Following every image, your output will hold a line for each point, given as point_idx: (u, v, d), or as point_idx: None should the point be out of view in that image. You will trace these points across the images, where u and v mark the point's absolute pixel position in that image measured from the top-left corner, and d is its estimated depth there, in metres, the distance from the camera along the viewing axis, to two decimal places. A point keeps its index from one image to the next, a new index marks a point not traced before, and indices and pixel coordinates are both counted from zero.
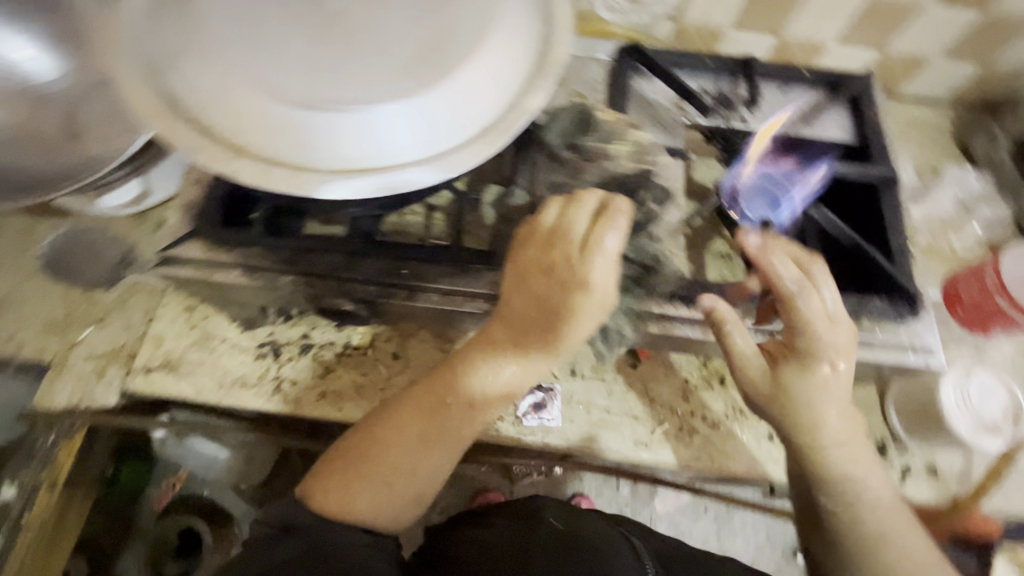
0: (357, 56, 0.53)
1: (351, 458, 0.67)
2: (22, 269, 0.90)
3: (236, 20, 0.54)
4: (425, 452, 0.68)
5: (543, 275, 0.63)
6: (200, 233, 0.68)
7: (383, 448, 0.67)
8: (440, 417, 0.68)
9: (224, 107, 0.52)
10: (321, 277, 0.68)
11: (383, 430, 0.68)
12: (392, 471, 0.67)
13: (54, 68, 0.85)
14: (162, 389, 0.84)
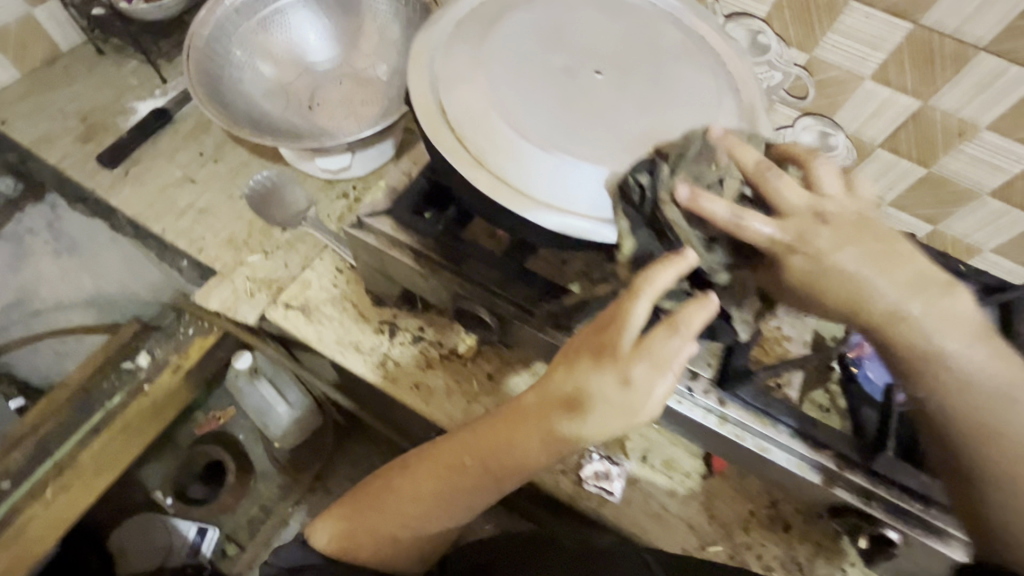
0: (592, 122, 0.65)
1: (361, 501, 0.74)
2: (226, 191, 1.08)
3: (508, 66, 0.68)
4: (418, 500, 0.70)
5: (604, 379, 0.55)
6: (393, 213, 0.80)
7: (385, 495, 0.72)
8: (461, 480, 0.68)
9: (479, 126, 0.65)
10: (474, 283, 0.78)
11: (392, 486, 0.72)
12: (405, 522, 0.71)
13: (328, 56, 1.08)
14: (292, 326, 0.95)
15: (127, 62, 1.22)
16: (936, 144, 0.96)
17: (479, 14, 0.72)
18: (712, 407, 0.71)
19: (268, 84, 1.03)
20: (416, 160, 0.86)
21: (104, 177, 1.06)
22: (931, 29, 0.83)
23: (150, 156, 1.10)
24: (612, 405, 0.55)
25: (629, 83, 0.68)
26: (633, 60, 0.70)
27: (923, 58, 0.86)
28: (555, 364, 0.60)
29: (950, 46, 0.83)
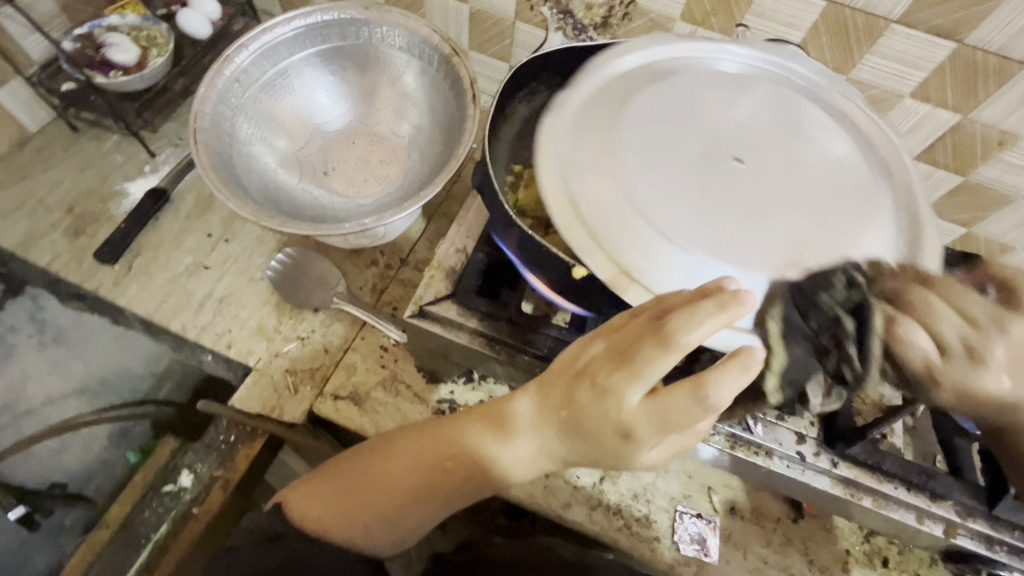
0: (745, 217, 0.55)
1: (334, 479, 0.68)
2: (245, 274, 0.99)
3: (644, 155, 0.58)
4: (395, 489, 0.63)
5: (598, 379, 0.48)
6: (457, 298, 0.74)
7: (362, 482, 0.65)
8: (435, 483, 0.63)
9: (619, 224, 0.54)
10: (557, 366, 0.72)
11: (373, 470, 0.65)
12: (365, 506, 0.65)
13: (338, 116, 1.02)
14: (345, 419, 0.88)
15: (108, 137, 1.11)
16: (976, 154, 0.95)
17: (620, 87, 0.64)
18: (827, 469, 0.70)
19: (282, 157, 0.96)
20: (468, 233, 0.80)
21: (107, 274, 0.97)
22: (975, 47, 0.82)
23: (154, 243, 1.00)
24: (620, 396, 0.46)
25: (779, 168, 0.58)
26: (787, 151, 0.59)
27: (967, 75, 0.85)
28: (582, 347, 0.52)
29: (994, 63, 0.82)
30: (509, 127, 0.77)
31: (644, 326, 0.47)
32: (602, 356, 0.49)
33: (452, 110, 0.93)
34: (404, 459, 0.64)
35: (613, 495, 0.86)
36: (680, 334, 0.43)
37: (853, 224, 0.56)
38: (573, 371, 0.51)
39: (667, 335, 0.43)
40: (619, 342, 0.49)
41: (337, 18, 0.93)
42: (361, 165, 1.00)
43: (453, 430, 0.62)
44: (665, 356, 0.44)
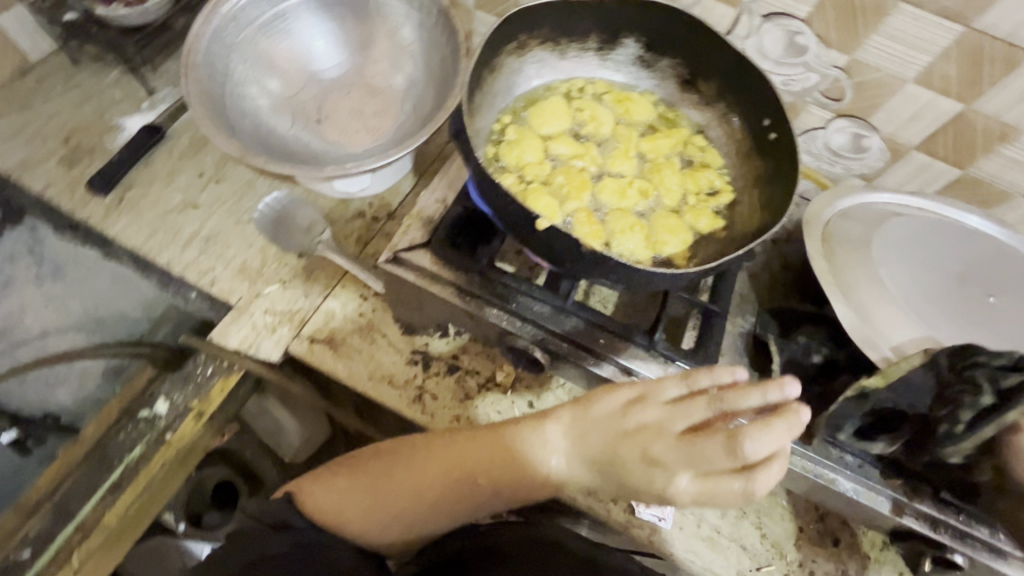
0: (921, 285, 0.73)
1: (361, 472, 0.72)
2: (233, 216, 1.00)
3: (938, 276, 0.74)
4: (425, 494, 0.70)
5: (651, 451, 0.58)
6: (431, 247, 0.75)
7: (398, 487, 0.70)
8: (461, 497, 0.70)
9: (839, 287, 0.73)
10: (525, 319, 0.73)
11: (409, 479, 0.70)
12: (390, 508, 0.70)
13: (335, 62, 1.00)
14: (320, 361, 0.90)
15: (109, 72, 1.12)
16: (977, 147, 0.93)
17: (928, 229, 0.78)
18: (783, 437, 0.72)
19: (274, 99, 0.95)
20: (450, 184, 0.80)
21: (98, 204, 0.98)
22: (984, 32, 0.80)
23: (146, 178, 1.01)
24: (679, 462, 0.57)
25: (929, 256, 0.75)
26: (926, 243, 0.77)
27: (973, 61, 0.83)
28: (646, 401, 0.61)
29: (1002, 49, 0.80)
30: (497, 80, 0.77)
31: (699, 416, 0.58)
32: (654, 424, 0.59)
33: (448, 63, 0.93)
34: (437, 463, 0.70)
35: None
36: (744, 442, 0.54)
37: (917, 322, 0.68)
38: (620, 421, 0.61)
39: (736, 442, 0.54)
40: (673, 413, 0.59)
41: None
42: (354, 113, 0.99)
43: (496, 457, 0.67)
44: (722, 458, 0.55)
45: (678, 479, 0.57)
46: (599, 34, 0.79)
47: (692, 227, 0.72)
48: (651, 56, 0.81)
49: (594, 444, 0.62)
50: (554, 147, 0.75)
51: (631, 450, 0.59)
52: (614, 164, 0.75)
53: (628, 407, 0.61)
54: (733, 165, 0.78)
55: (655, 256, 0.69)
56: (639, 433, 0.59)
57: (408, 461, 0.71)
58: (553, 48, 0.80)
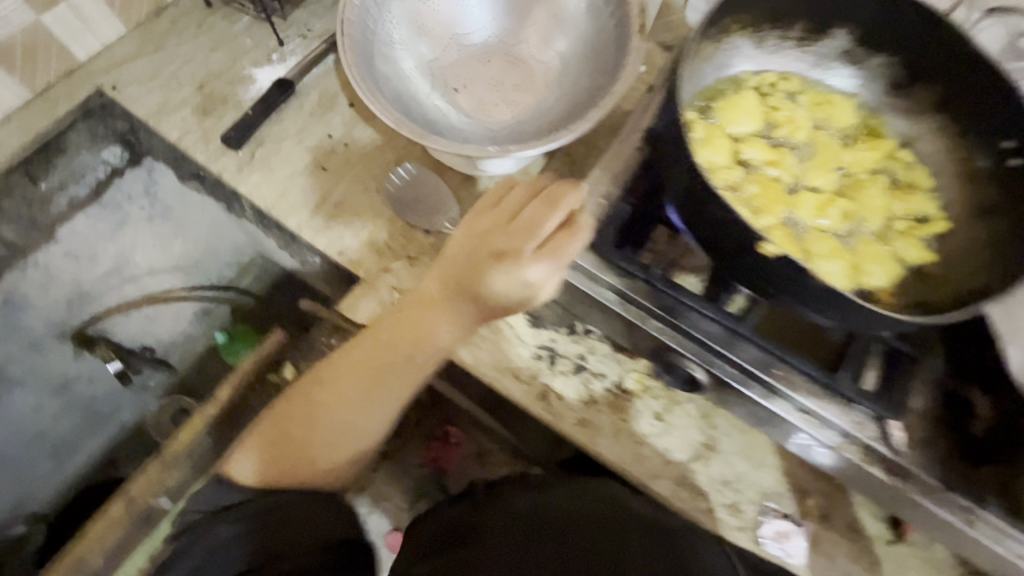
0: None
1: (293, 419, 0.78)
2: (361, 183, 0.97)
3: None
4: (357, 381, 0.78)
5: (498, 250, 0.71)
6: (596, 248, 0.69)
7: (330, 393, 0.78)
8: (377, 377, 0.78)
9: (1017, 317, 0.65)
10: (693, 339, 0.67)
11: (339, 372, 0.78)
12: (337, 438, 0.78)
13: (481, 28, 0.94)
14: (446, 346, 0.87)
15: (239, 18, 1.08)
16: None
17: None
18: (997, 516, 0.60)
19: (418, 64, 0.90)
20: (614, 178, 0.74)
21: (230, 159, 0.96)
22: None
23: (277, 135, 0.99)
24: (524, 229, 0.70)
25: None
26: None
27: None
28: (484, 229, 0.73)
29: None
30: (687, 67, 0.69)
31: (526, 238, 0.69)
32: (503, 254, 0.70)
33: (610, 38, 0.85)
34: (383, 339, 0.79)
35: (702, 475, 0.84)
36: (562, 205, 0.69)
37: None
38: (488, 241, 0.72)
39: (554, 197, 0.70)
40: (536, 213, 0.70)
41: None
42: (496, 85, 0.92)
43: (404, 319, 0.78)
44: (549, 216, 0.69)
45: (528, 269, 0.68)
46: (808, 22, 0.69)
47: (900, 258, 0.63)
48: (863, 51, 0.70)
49: (472, 282, 0.73)
50: (746, 150, 0.67)
51: (490, 264, 0.70)
52: (813, 176, 0.67)
53: (486, 236, 0.73)
54: (946, 188, 0.69)
55: (859, 287, 0.61)
56: (496, 253, 0.71)
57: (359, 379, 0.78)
58: (752, 34, 0.70)
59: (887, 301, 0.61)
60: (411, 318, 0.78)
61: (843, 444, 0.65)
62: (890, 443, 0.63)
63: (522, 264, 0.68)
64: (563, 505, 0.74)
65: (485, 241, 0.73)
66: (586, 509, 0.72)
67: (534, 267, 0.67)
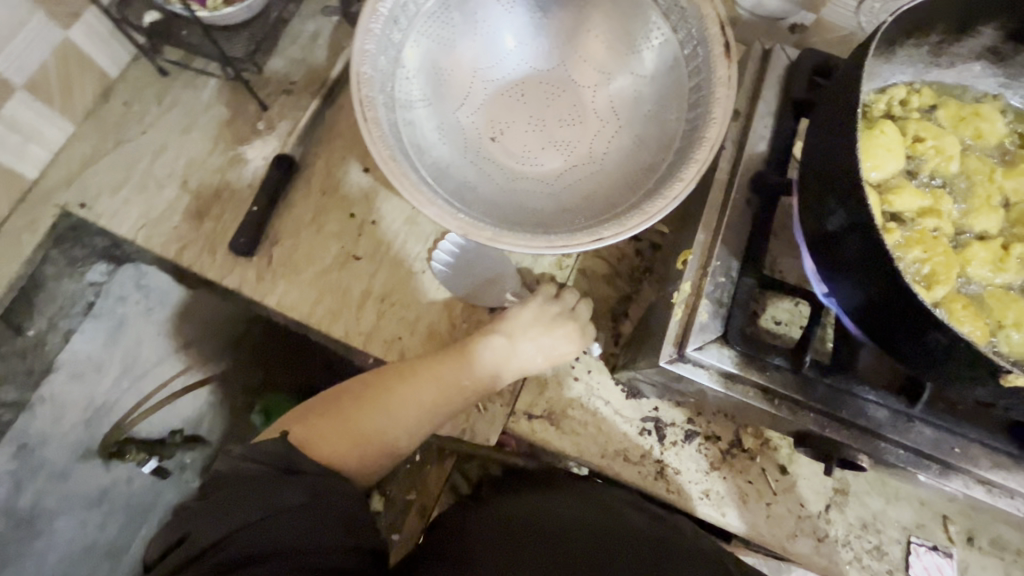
0: None
1: (351, 399, 0.70)
2: (403, 265, 0.83)
3: None
4: (417, 400, 0.71)
5: (507, 328, 0.76)
6: (729, 342, 0.60)
7: (386, 394, 0.70)
8: (422, 394, 0.72)
9: None
10: (856, 427, 0.59)
11: (405, 393, 0.71)
12: (342, 431, 0.67)
13: (515, 56, 0.76)
14: (545, 440, 0.78)
15: (205, 82, 0.90)
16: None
17: None
18: None
19: (450, 119, 0.73)
20: (727, 246, 0.63)
21: (246, 266, 0.82)
22: None
23: (293, 226, 0.84)
24: (517, 328, 0.76)
25: None
26: None
27: None
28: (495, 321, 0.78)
29: None
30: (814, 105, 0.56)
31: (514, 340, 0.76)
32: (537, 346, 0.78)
33: (681, 57, 0.70)
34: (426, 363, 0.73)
35: (841, 525, 0.78)
36: (560, 321, 0.77)
37: None
38: (512, 333, 0.76)
39: (559, 318, 0.77)
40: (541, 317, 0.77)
41: None
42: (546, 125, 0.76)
43: (459, 368, 0.74)
44: (529, 312, 0.77)
45: (520, 347, 0.75)
46: (951, 24, 0.56)
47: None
48: (1013, 48, 0.58)
49: (463, 363, 0.74)
50: (901, 200, 0.55)
51: (489, 347, 0.75)
52: (979, 220, 0.56)
53: (514, 320, 0.77)
54: None
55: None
56: (490, 328, 0.76)
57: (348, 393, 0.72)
58: (882, 49, 0.57)
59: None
60: (461, 357, 0.74)
61: None
62: None
63: (524, 337, 0.75)
64: (567, 515, 0.61)
65: (535, 321, 0.76)
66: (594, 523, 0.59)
67: (532, 349, 0.75)
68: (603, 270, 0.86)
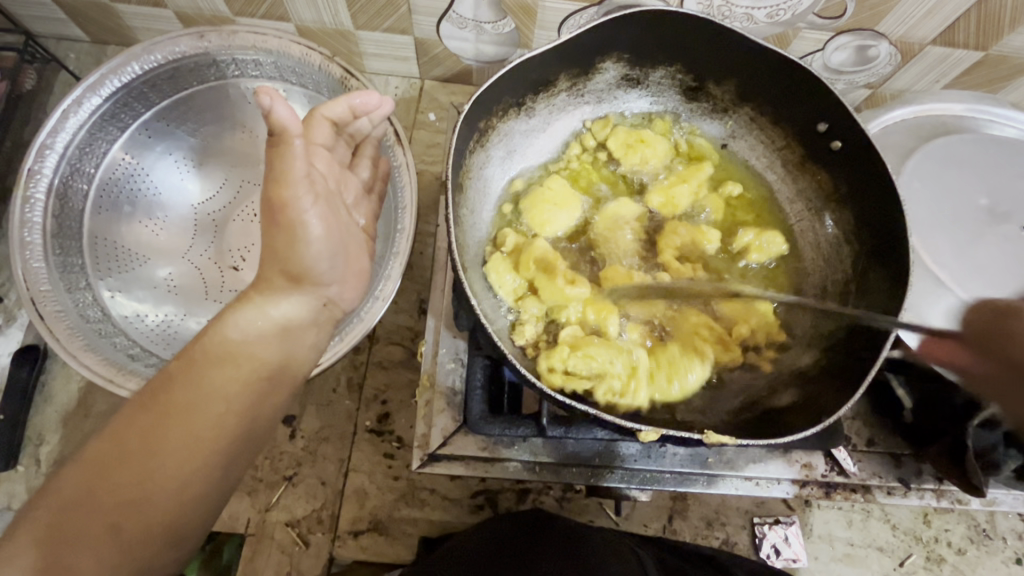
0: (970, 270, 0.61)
1: (111, 475, 0.42)
2: None
3: (986, 242, 0.62)
4: (162, 427, 0.44)
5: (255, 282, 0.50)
6: (473, 430, 0.59)
7: (167, 421, 0.44)
8: (186, 390, 0.45)
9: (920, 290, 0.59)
10: (619, 469, 0.60)
11: (156, 410, 0.44)
12: (197, 422, 0.44)
13: (220, 184, 0.75)
14: (377, 554, 0.75)
15: None
16: (1003, 25, 0.71)
17: (951, 165, 0.67)
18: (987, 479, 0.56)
19: (161, 274, 0.70)
20: (451, 328, 0.63)
21: (13, 482, 0.74)
22: (912, 14, 0.71)
23: (57, 419, 0.77)
24: (272, 250, 0.49)
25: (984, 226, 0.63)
26: (960, 201, 0.65)
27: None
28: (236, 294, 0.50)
29: (948, 8, 0.70)
30: (470, 183, 0.60)
31: (345, 217, 0.54)
32: (285, 197, 0.47)
33: None
34: (186, 377, 0.45)
35: (687, 531, 0.78)
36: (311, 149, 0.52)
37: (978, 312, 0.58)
38: (250, 297, 0.49)
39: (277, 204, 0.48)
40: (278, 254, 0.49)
41: (165, 62, 0.67)
42: None
43: (224, 333, 0.47)
44: (284, 280, 0.50)
45: (285, 279, 0.50)
46: (568, 70, 0.61)
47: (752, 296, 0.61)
48: (640, 71, 0.63)
49: (241, 358, 0.47)
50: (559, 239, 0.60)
51: (303, 301, 0.51)
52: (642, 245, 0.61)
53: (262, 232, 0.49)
54: (775, 181, 0.65)
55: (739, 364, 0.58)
56: (290, 277, 0.50)
57: (195, 361, 0.46)
58: (518, 112, 0.62)
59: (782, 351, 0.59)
60: (233, 337, 0.47)
61: (803, 489, 0.62)
62: (843, 472, 0.61)
63: (281, 307, 0.49)
64: (437, 562, 0.63)
65: (269, 245, 0.49)
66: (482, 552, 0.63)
67: (286, 309, 0.50)
68: (398, 356, 0.83)
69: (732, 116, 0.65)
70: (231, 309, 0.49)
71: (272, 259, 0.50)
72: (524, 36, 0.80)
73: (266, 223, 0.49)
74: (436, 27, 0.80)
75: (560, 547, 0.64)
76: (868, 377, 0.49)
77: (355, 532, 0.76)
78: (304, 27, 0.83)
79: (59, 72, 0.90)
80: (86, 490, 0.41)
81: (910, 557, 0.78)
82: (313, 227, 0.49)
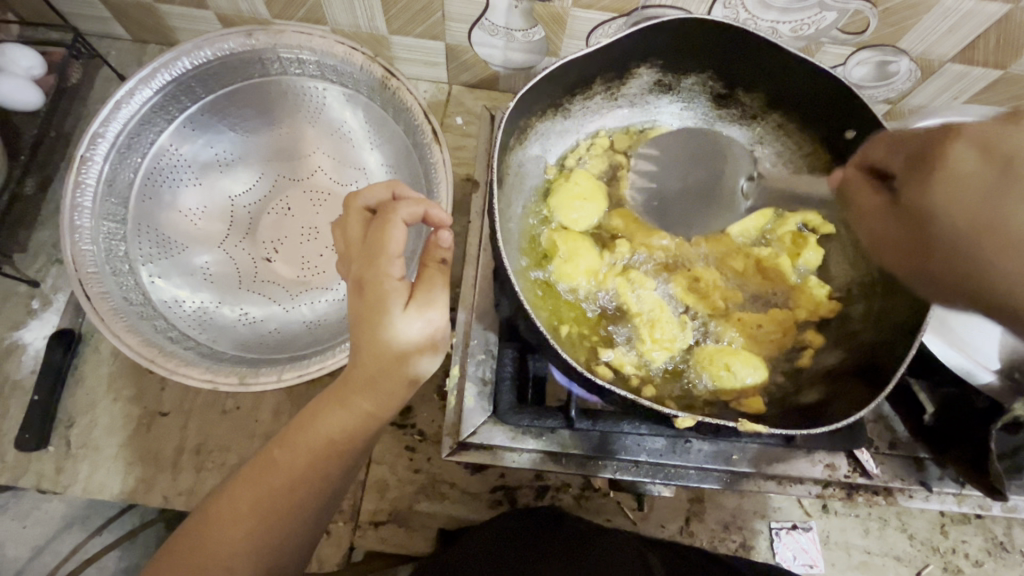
0: None
1: (227, 530, 0.49)
2: (215, 409, 0.78)
3: None
4: (273, 491, 0.50)
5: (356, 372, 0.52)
6: (502, 420, 0.60)
7: (276, 489, 0.51)
8: (293, 465, 0.51)
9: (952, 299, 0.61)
10: (644, 462, 0.61)
11: (270, 478, 0.51)
12: (301, 495, 0.51)
13: (257, 177, 0.77)
14: (396, 545, 0.76)
15: None
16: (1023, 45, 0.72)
17: None
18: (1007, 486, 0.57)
19: (197, 264, 0.72)
20: (482, 320, 0.65)
21: (43, 462, 0.75)
22: (930, 34, 0.73)
23: (90, 401, 0.79)
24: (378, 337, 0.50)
25: None
26: None
27: (977, 20, 0.70)
28: (335, 387, 0.53)
29: (969, 29, 0.71)
30: (507, 177, 0.62)
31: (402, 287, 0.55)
32: (385, 271, 0.50)
33: (408, 144, 0.74)
34: (292, 454, 0.52)
35: (704, 534, 0.78)
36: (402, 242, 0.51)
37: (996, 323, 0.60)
38: (343, 386, 0.52)
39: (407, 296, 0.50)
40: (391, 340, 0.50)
41: (213, 59, 0.70)
42: (307, 235, 0.77)
43: (323, 421, 0.52)
44: (393, 357, 0.50)
45: (405, 355, 0.50)
46: (603, 75, 0.63)
47: (771, 301, 0.63)
48: (673, 78, 0.65)
49: (337, 443, 0.52)
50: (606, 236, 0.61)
51: (395, 390, 0.52)
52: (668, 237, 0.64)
53: (365, 323, 0.50)
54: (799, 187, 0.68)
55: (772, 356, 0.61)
56: (390, 369, 0.50)
57: (299, 441, 0.52)
58: (555, 113, 0.64)
59: (809, 351, 0.61)
60: (327, 425, 0.52)
61: (825, 489, 0.63)
62: (865, 473, 0.62)
63: (373, 399, 0.52)
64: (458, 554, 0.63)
65: (372, 338, 0.50)
66: (500, 552, 0.63)
67: (376, 400, 0.52)
68: None
69: (760, 123, 0.68)
70: (332, 402, 0.52)
71: (375, 357, 0.50)
72: (553, 44, 0.82)
73: (376, 320, 0.50)
74: (469, 35, 0.83)
75: (577, 549, 0.64)
76: (897, 374, 0.50)
77: (377, 523, 0.76)
78: (340, 30, 0.86)
79: (101, 68, 0.93)
80: (208, 543, 0.49)
81: (928, 567, 0.78)
82: (430, 316, 0.50)
